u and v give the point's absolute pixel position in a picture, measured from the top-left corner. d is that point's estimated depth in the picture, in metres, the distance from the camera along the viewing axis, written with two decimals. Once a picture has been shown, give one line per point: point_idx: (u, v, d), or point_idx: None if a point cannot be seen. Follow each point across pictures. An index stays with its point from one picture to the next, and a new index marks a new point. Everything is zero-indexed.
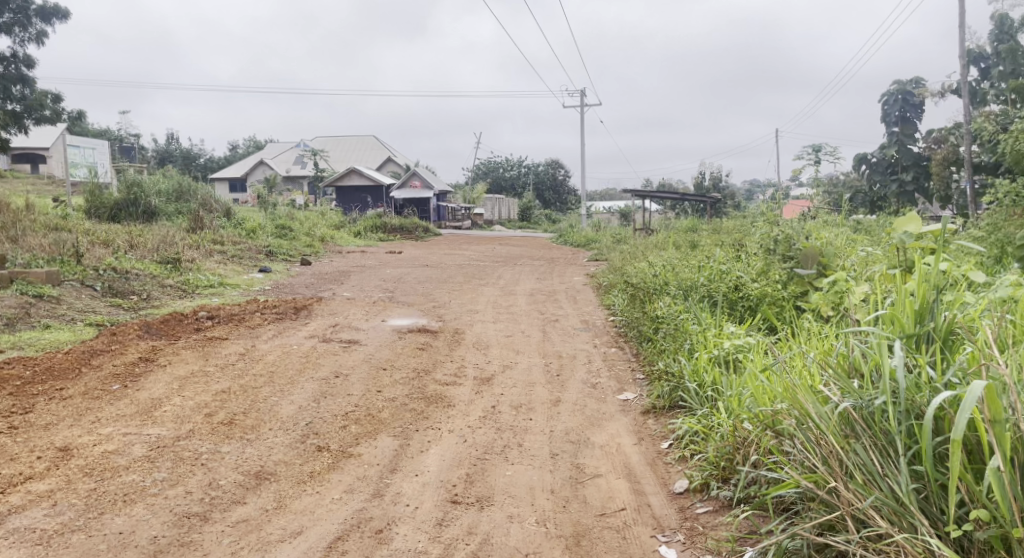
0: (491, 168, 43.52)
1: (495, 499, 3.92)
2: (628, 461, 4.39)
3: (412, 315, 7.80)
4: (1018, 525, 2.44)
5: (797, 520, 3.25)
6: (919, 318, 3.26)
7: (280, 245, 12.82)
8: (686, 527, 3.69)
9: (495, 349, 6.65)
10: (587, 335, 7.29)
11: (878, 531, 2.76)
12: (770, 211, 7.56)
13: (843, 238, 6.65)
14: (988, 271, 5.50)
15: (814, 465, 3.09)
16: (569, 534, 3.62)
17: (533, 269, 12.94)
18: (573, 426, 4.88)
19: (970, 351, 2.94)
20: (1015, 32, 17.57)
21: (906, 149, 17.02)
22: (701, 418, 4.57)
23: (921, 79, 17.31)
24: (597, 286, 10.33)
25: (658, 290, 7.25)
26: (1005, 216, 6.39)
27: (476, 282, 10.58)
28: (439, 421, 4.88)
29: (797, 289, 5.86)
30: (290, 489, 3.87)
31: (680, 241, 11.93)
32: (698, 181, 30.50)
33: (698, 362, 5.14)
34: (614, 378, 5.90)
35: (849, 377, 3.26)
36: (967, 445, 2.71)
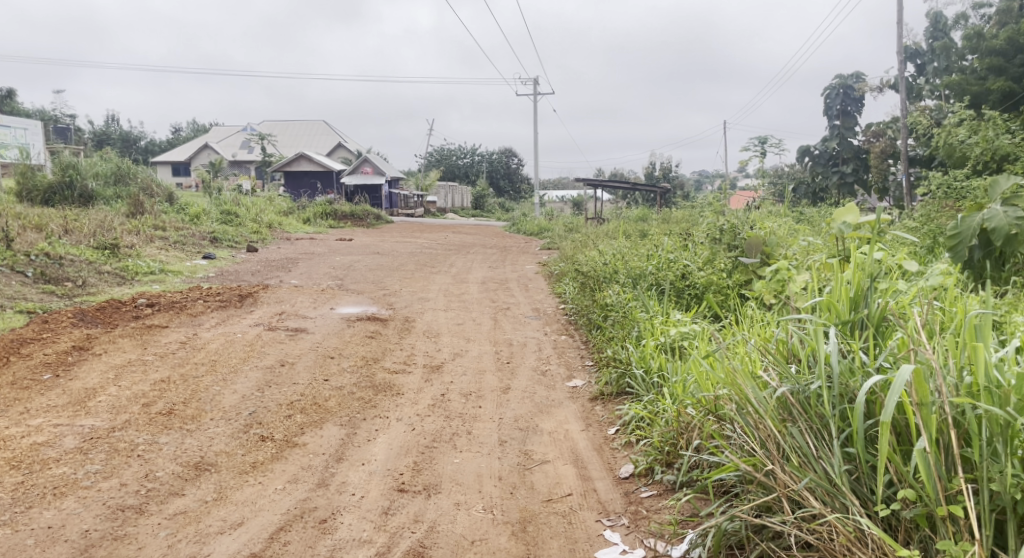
0: (442, 155, 43.27)
1: (442, 487, 3.92)
2: (576, 447, 4.43)
3: (362, 303, 7.72)
4: (941, 503, 2.53)
5: (735, 503, 3.33)
6: (854, 305, 3.35)
7: (225, 232, 12.56)
8: (630, 511, 3.74)
9: (446, 337, 6.63)
10: (537, 323, 7.33)
11: (812, 511, 2.85)
12: (718, 202, 7.70)
13: (786, 227, 6.80)
14: (921, 260, 5.65)
15: (752, 449, 3.18)
16: (516, 520, 3.64)
17: (484, 256, 12.96)
18: (522, 413, 4.90)
19: (900, 336, 3.02)
20: (948, 29, 18.14)
21: (846, 141, 17.45)
22: (646, 404, 4.65)
23: (861, 73, 17.80)
24: (549, 275, 10.36)
25: (608, 279, 7.35)
26: (938, 209, 6.59)
27: (427, 270, 10.51)
28: (387, 409, 4.85)
29: (742, 277, 6.00)
30: (231, 480, 3.81)
31: (630, 230, 12.09)
32: (649, 171, 30.83)
33: (645, 349, 5.22)
34: (563, 365, 5.95)
35: (787, 362, 3.37)
36: (896, 427, 2.80)
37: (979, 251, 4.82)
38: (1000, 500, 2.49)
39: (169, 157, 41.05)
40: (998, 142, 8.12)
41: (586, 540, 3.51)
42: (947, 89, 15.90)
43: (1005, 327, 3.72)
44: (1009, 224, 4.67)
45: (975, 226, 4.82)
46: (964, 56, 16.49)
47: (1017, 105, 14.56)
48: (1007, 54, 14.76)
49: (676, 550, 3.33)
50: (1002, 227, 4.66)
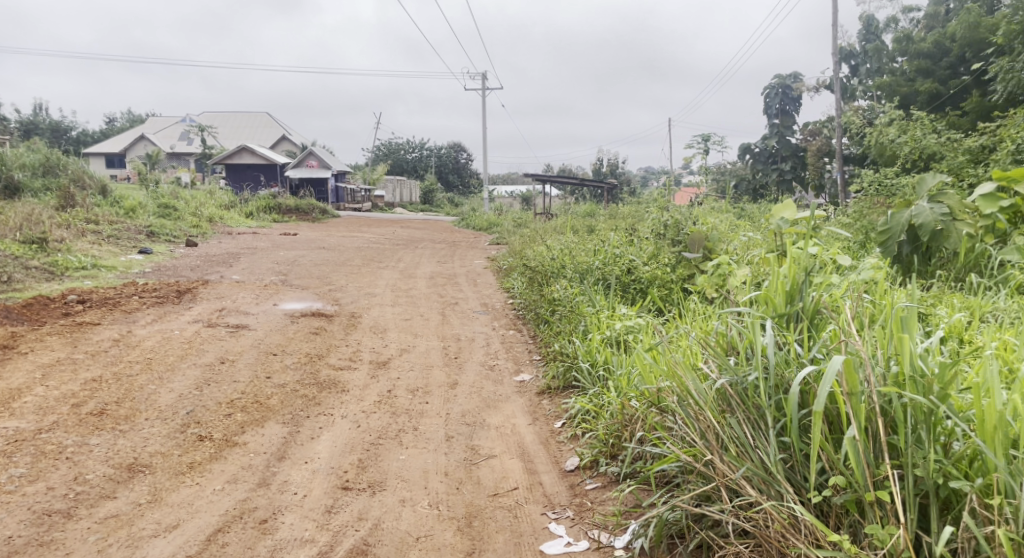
0: (390, 150, 42.93)
1: (387, 484, 3.89)
2: (522, 441, 4.44)
3: (306, 298, 7.61)
4: (869, 489, 2.62)
5: (677, 493, 3.39)
6: (790, 298, 3.42)
7: (162, 225, 12.24)
8: (575, 503, 3.77)
9: (393, 333, 6.58)
10: (485, 318, 7.32)
11: (749, 499, 2.92)
12: (662, 198, 7.82)
13: (727, 223, 6.95)
14: (854, 255, 5.81)
15: (692, 440, 3.24)
16: (462, 515, 3.64)
17: (432, 251, 12.91)
18: (469, 409, 4.89)
19: (833, 328, 3.11)
20: (880, 32, 18.74)
21: (785, 140, 17.92)
22: (592, 397, 4.69)
23: (799, 73, 18.26)
24: (497, 270, 10.37)
25: (555, 273, 7.39)
26: (869, 205, 6.76)
27: (374, 265, 10.42)
28: (331, 407, 4.78)
29: (685, 272, 6.10)
30: (166, 482, 3.72)
31: (577, 225, 12.18)
32: (596, 167, 31.12)
33: (591, 343, 5.27)
34: (511, 359, 5.96)
35: (726, 354, 3.42)
36: (829, 416, 2.88)
37: (907, 246, 5.01)
38: (923, 485, 2.59)
39: (105, 148, 39.82)
40: (924, 141, 8.40)
41: (531, 533, 3.52)
42: (879, 90, 16.42)
43: (931, 319, 3.86)
44: (935, 219, 4.87)
45: (904, 223, 5.03)
46: (895, 58, 17.04)
47: (943, 105, 15.03)
48: (934, 56, 15.28)
49: (619, 542, 3.39)
50: (928, 223, 4.86)
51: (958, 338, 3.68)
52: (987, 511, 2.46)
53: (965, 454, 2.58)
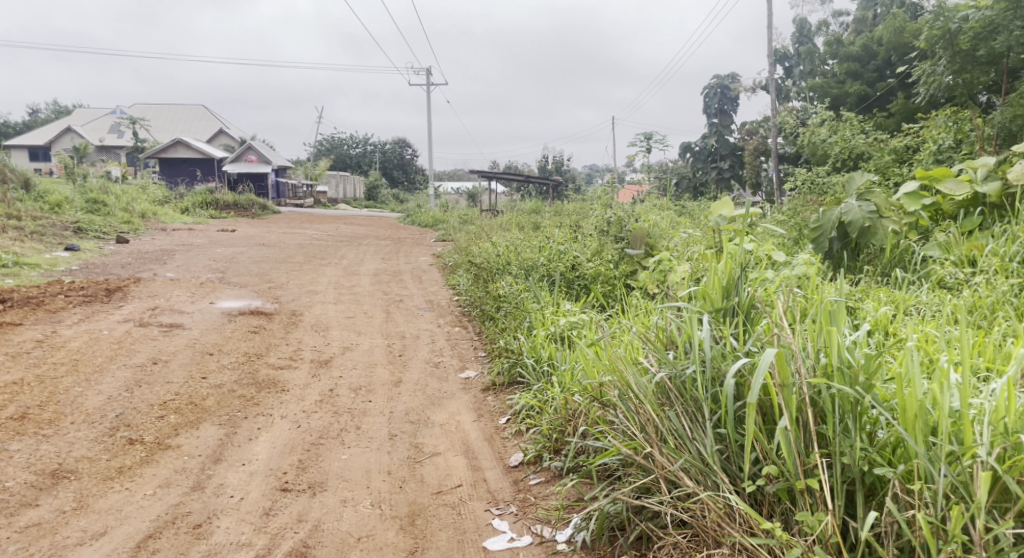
0: (333, 145, 42.34)
1: (328, 485, 3.82)
2: (467, 438, 4.42)
3: (244, 296, 7.45)
4: (800, 478, 2.69)
5: (618, 486, 3.43)
6: (726, 293, 3.48)
7: (91, 221, 11.82)
8: (519, 498, 3.77)
9: (336, 331, 6.48)
10: (430, 315, 7.28)
11: (686, 490, 2.98)
12: (605, 195, 7.88)
13: (668, 220, 7.05)
14: (788, 252, 5.96)
15: (633, 433, 3.28)
16: (405, 513, 3.60)
17: (376, 248, 12.78)
18: (414, 407, 4.85)
19: (766, 322, 3.18)
20: (812, 34, 19.25)
21: (723, 139, 18.28)
22: (537, 393, 4.69)
23: (736, 74, 18.64)
24: (442, 266, 10.32)
25: (500, 270, 7.38)
26: (804, 202, 6.91)
27: (316, 262, 10.25)
28: (270, 407, 4.69)
29: (627, 268, 6.17)
30: (93, 487, 3.60)
31: (523, 222, 12.20)
32: (542, 164, 31.21)
33: (536, 339, 5.28)
34: (456, 356, 5.94)
35: (665, 348, 3.46)
36: (762, 407, 2.95)
37: (837, 242, 5.17)
38: (850, 472, 2.67)
39: (31, 142, 38.32)
40: (854, 141, 8.66)
41: (474, 530, 3.51)
42: (812, 91, 16.87)
43: (858, 313, 3.98)
44: (863, 217, 5.04)
45: (834, 220, 5.18)
46: (826, 61, 17.53)
47: (871, 107, 15.51)
48: (862, 59, 15.78)
49: (562, 536, 3.40)
50: (856, 220, 5.04)
51: (884, 331, 3.81)
52: (909, 496, 2.55)
53: (889, 441, 2.67)
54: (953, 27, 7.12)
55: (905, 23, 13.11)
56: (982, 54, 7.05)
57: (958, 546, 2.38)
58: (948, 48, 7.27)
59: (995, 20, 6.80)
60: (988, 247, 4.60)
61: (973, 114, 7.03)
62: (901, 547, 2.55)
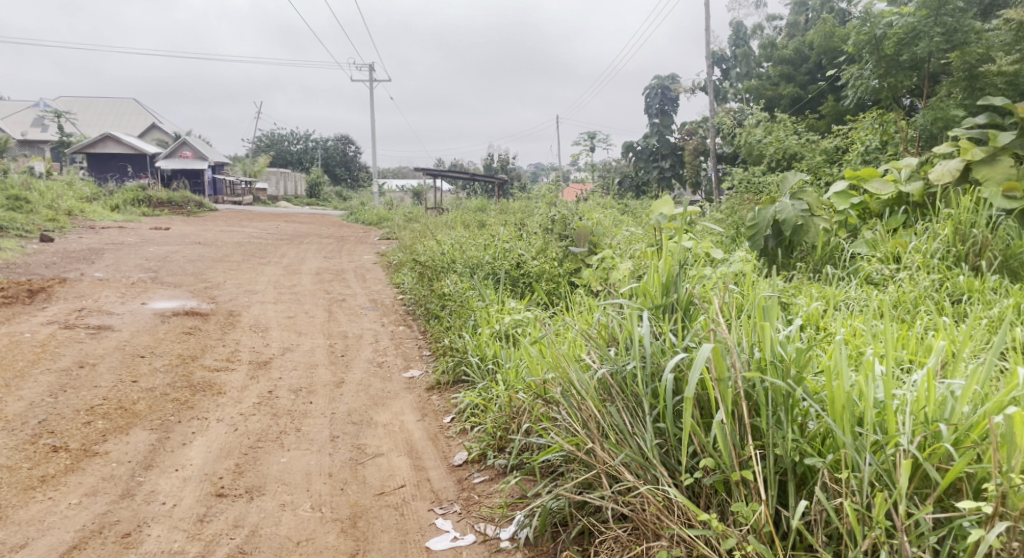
0: (273, 142, 41.57)
1: (266, 488, 3.73)
2: (411, 438, 4.37)
3: (179, 297, 7.23)
4: (736, 470, 2.74)
5: (560, 482, 3.44)
6: (666, 290, 3.51)
7: (13, 219, 11.33)
8: (463, 497, 3.74)
9: (275, 331, 6.34)
10: (373, 314, 7.18)
11: (626, 485, 3.00)
12: (549, 194, 7.89)
13: (611, 219, 7.10)
14: (726, 250, 6.07)
15: (575, 429, 3.29)
16: (346, 516, 3.54)
17: (317, 246, 12.56)
18: (356, 407, 4.77)
19: (703, 318, 3.22)
20: (748, 37, 19.65)
21: (664, 139, 18.52)
22: (481, 391, 4.66)
23: (676, 75, 18.91)
24: (386, 265, 10.20)
25: (445, 268, 7.33)
26: (740, 201, 7.01)
27: (254, 261, 10.02)
28: (205, 410, 4.56)
29: (572, 266, 6.19)
30: (13, 498, 3.47)
31: (467, 220, 12.14)
32: (487, 162, 31.13)
33: (480, 337, 5.25)
34: (400, 355, 5.87)
35: (606, 344, 3.47)
36: (700, 401, 2.98)
37: (773, 240, 5.25)
38: (783, 463, 2.73)
39: None
40: (788, 142, 8.87)
41: (417, 530, 3.47)
42: (748, 92, 17.20)
43: (792, 308, 4.08)
44: (796, 215, 5.15)
45: (769, 218, 5.27)
46: (761, 64, 17.90)
47: (804, 109, 15.90)
48: (795, 62, 16.17)
49: (506, 533, 3.40)
50: (790, 219, 5.14)
51: (815, 325, 3.90)
52: (837, 485, 2.61)
53: (819, 432, 2.72)
54: (879, 32, 7.28)
55: (835, 28, 13.50)
56: (905, 59, 7.23)
57: (882, 532, 2.44)
58: (874, 52, 7.39)
59: (917, 26, 7.06)
60: (912, 245, 4.75)
61: (897, 117, 7.29)
62: (830, 534, 2.62)
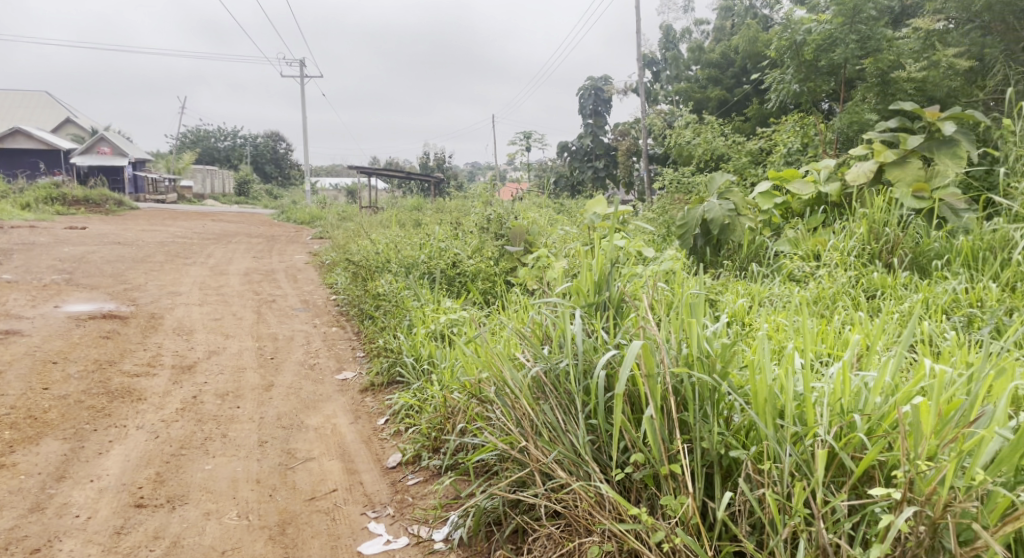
0: (199, 138, 40.36)
1: (188, 497, 3.60)
2: (343, 441, 4.27)
3: (96, 299, 6.93)
4: (665, 464, 2.76)
5: (494, 481, 3.41)
6: (598, 287, 3.51)
7: None
8: (396, 500, 3.67)
9: (201, 334, 6.13)
10: (305, 315, 7.03)
11: (559, 482, 2.99)
12: (485, 193, 7.87)
13: (546, 218, 7.13)
14: (658, 248, 6.16)
15: (509, 428, 3.26)
16: (274, 523, 3.44)
17: (245, 246, 12.23)
18: (286, 411, 4.64)
19: (634, 315, 3.24)
20: (677, 41, 20.03)
21: (598, 139, 18.71)
22: (416, 392, 4.59)
23: (609, 77, 19.14)
24: (318, 265, 10.01)
25: (379, 268, 7.21)
26: (671, 201, 7.09)
27: (178, 262, 9.69)
28: (124, 417, 4.37)
29: (508, 265, 6.17)
30: None
31: (402, 219, 12.01)
32: (423, 161, 30.89)
33: (416, 337, 5.18)
34: (333, 357, 5.75)
35: (540, 343, 3.46)
36: (631, 398, 3.00)
37: (701, 238, 5.36)
38: (709, 456, 2.77)
39: None
40: (715, 143, 9.07)
41: (349, 534, 3.39)
42: (678, 94, 17.51)
43: (719, 305, 4.17)
44: (723, 215, 5.25)
45: (698, 218, 5.36)
46: (690, 67, 18.24)
47: (731, 112, 16.27)
48: (722, 66, 16.54)
49: (439, 534, 3.35)
50: (717, 218, 5.23)
51: (741, 321, 3.98)
52: (760, 475, 2.65)
53: (743, 425, 2.77)
54: (799, 38, 7.61)
55: (759, 33, 13.87)
56: (823, 64, 7.46)
57: (801, 520, 2.49)
58: (794, 58, 7.70)
59: (834, 33, 7.32)
60: (831, 243, 4.89)
61: (817, 120, 7.51)
62: (754, 525, 2.66)
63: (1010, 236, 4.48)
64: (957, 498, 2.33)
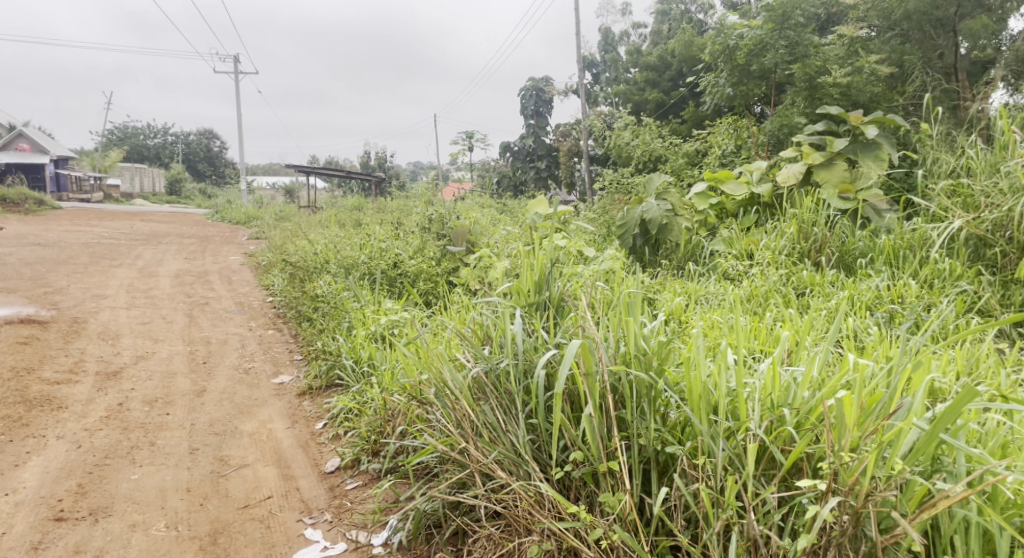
0: (127, 135, 38.95)
1: (113, 509, 3.46)
2: (279, 447, 4.14)
3: (14, 303, 6.60)
4: (603, 461, 2.75)
5: (434, 483, 3.35)
6: (538, 287, 3.48)
7: None
8: (335, 505, 3.58)
9: (128, 339, 5.90)
10: (240, 318, 6.82)
11: (499, 482, 2.95)
12: (427, 193, 7.79)
13: (488, 218, 7.09)
14: (599, 248, 6.19)
15: (448, 429, 3.21)
16: (205, 533, 3.33)
17: (177, 247, 11.84)
18: (218, 417, 4.48)
19: (573, 315, 3.23)
20: (616, 43, 20.22)
21: (539, 140, 18.74)
22: (355, 395, 4.49)
23: (550, 78, 19.21)
24: (254, 266, 9.75)
25: (318, 269, 7.05)
26: (611, 201, 7.16)
27: (104, 263, 9.30)
28: (44, 427, 4.16)
29: (450, 265, 6.12)
30: None
31: (341, 219, 11.80)
32: (363, 160, 30.48)
33: (355, 339, 5.08)
34: (269, 361, 5.59)
35: (481, 343, 3.41)
36: (570, 396, 2.98)
37: (640, 239, 5.47)
38: (646, 452, 2.78)
39: None
40: (653, 145, 9.16)
41: (284, 542, 3.30)
42: (617, 96, 17.66)
43: (658, 304, 4.19)
44: (661, 215, 5.33)
45: (637, 218, 5.45)
46: (628, 70, 18.42)
47: (668, 114, 16.47)
48: (659, 69, 16.75)
49: (378, 539, 3.28)
50: (655, 218, 5.32)
51: (677, 319, 4.01)
52: (695, 470, 2.66)
53: (679, 421, 2.78)
54: (731, 42, 7.76)
55: (694, 38, 14.10)
56: (755, 68, 7.64)
57: (733, 513, 2.51)
58: (728, 62, 7.87)
59: (764, 39, 7.49)
60: (763, 243, 4.97)
61: (750, 123, 7.65)
62: (689, 519, 2.67)
63: (927, 235, 4.64)
64: (878, 487, 2.38)
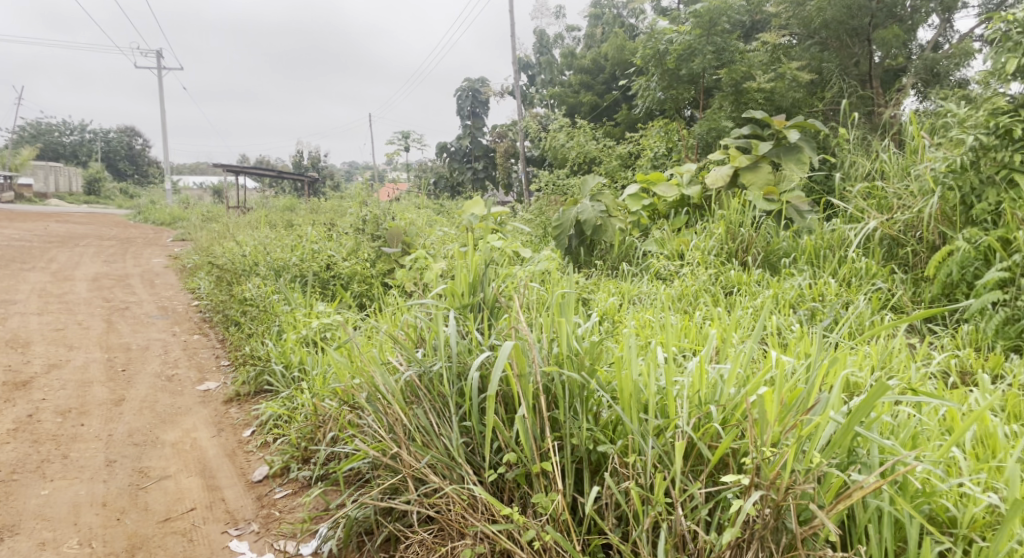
0: (42, 132, 37.17)
1: (20, 527, 3.28)
2: (203, 456, 3.97)
3: None
4: (536, 462, 2.72)
5: (366, 489, 3.27)
6: (472, 288, 3.42)
7: None
8: (262, 515, 3.45)
9: (41, 346, 5.60)
10: (163, 323, 6.56)
11: (432, 486, 2.90)
12: (361, 194, 7.65)
13: (424, 219, 7.00)
14: (535, 249, 6.18)
15: (380, 433, 3.13)
16: (121, 549, 3.17)
17: (97, 249, 11.36)
18: (138, 427, 4.27)
19: (507, 316, 3.18)
20: (551, 46, 20.34)
21: (476, 140, 18.67)
22: (285, 401, 4.34)
23: (485, 79, 19.20)
24: (179, 269, 9.41)
25: (247, 271, 6.83)
26: (547, 203, 7.16)
27: (16, 267, 8.83)
28: None
29: (384, 266, 6.02)
30: None
31: (272, 220, 11.51)
32: (296, 160, 29.86)
33: (285, 344, 4.92)
34: (194, 367, 5.38)
35: (414, 346, 3.34)
36: (504, 397, 2.94)
37: (575, 239, 5.48)
38: (579, 452, 2.75)
39: None
40: (588, 146, 9.21)
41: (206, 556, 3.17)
42: (552, 98, 17.76)
43: (592, 304, 4.19)
44: (595, 216, 5.34)
45: (572, 219, 5.48)
46: (563, 72, 18.55)
47: (602, 117, 16.63)
48: (593, 72, 16.91)
49: (307, 548, 3.17)
50: (590, 219, 5.33)
51: (611, 319, 4.01)
52: (625, 469, 2.65)
53: (610, 420, 2.77)
54: (661, 47, 7.82)
55: (626, 42, 14.29)
56: (684, 73, 7.70)
57: (662, 509, 2.51)
58: (658, 66, 7.93)
59: (692, 44, 7.57)
60: (693, 243, 5.02)
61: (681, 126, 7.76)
62: (620, 517, 2.66)
63: (845, 236, 4.79)
64: (798, 480, 2.41)
